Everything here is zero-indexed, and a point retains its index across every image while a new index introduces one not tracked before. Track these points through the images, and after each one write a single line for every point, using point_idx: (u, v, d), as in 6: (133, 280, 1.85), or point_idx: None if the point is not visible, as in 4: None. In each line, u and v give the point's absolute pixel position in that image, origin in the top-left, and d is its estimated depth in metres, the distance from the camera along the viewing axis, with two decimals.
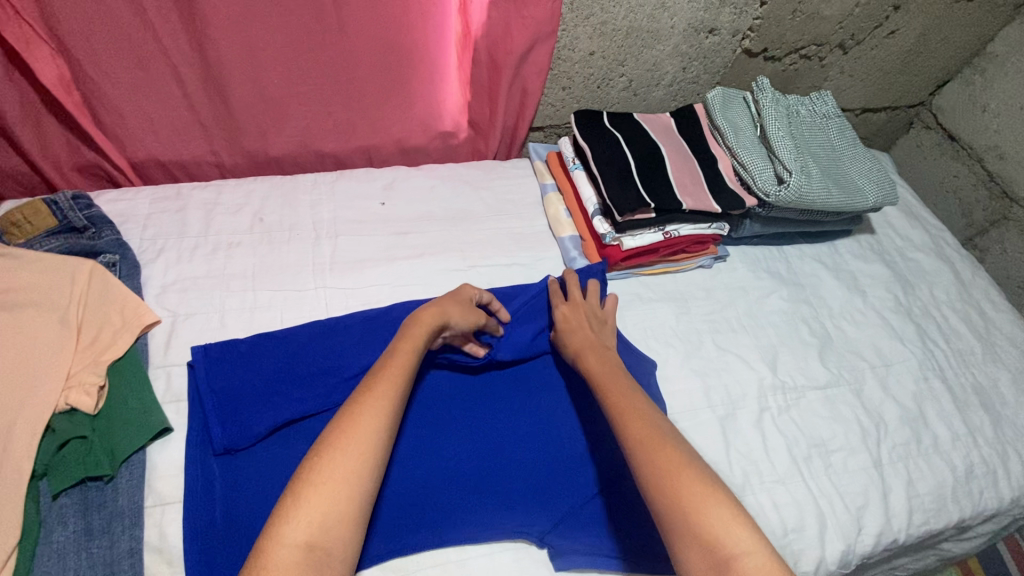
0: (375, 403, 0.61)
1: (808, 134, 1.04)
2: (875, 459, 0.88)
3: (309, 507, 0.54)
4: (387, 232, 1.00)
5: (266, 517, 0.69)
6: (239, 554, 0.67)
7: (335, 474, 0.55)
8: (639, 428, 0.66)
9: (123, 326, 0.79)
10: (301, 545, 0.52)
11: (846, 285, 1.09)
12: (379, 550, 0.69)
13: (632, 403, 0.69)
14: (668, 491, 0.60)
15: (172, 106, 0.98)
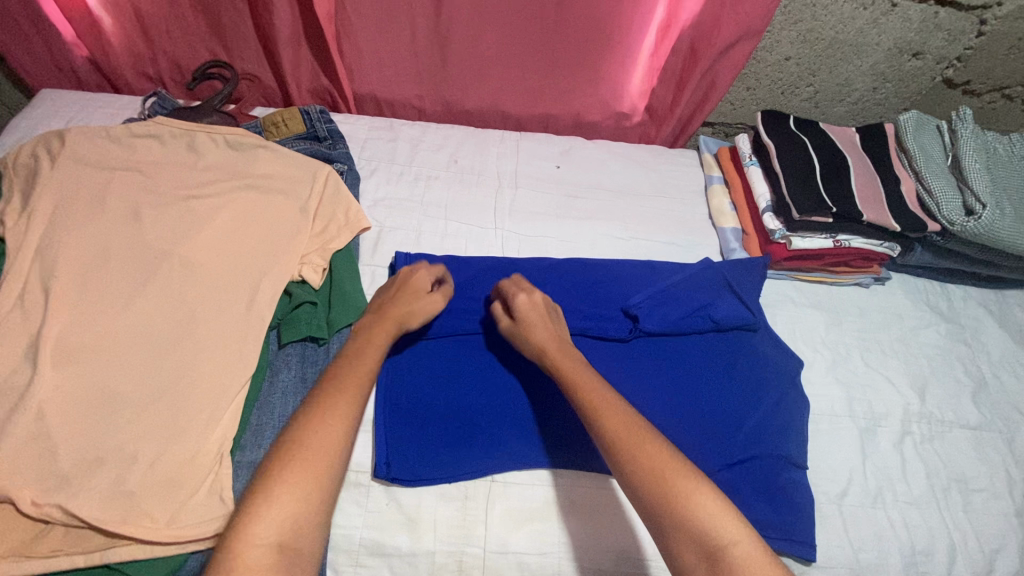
0: (334, 400, 0.63)
1: (1005, 172, 1.00)
2: (1019, 509, 0.86)
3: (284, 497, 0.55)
4: (560, 193, 1.08)
5: (442, 403, 0.80)
6: (415, 428, 0.78)
7: (301, 468, 0.57)
8: (610, 421, 0.67)
9: (346, 225, 0.93)
10: (272, 546, 0.53)
11: (1011, 335, 1.05)
12: (532, 457, 0.77)
13: (607, 398, 0.70)
14: (654, 485, 0.62)
15: (399, 50, 1.11)
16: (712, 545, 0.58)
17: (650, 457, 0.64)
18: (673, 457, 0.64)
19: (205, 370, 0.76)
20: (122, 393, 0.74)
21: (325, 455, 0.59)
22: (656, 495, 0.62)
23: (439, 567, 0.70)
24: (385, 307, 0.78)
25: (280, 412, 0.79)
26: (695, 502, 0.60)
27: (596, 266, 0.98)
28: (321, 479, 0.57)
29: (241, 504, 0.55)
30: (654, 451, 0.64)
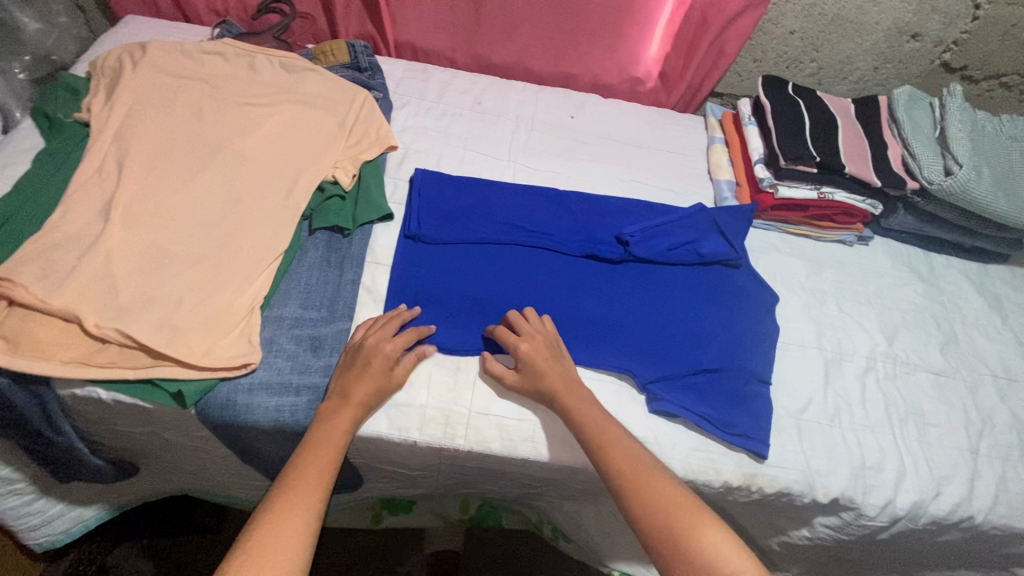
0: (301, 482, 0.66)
1: (990, 145, 1.06)
2: (971, 446, 0.91)
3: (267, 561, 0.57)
4: (571, 139, 1.18)
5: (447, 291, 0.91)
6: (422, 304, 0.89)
7: (266, 558, 0.57)
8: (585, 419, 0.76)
9: (376, 141, 1.04)
10: None
11: (987, 302, 1.10)
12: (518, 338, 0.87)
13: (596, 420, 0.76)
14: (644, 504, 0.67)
15: (438, 2, 1.24)
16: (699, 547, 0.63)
17: (662, 494, 0.68)
18: (680, 493, 0.68)
19: (247, 242, 0.89)
20: (177, 251, 0.86)
21: (295, 534, 0.61)
22: (656, 518, 0.66)
23: (429, 419, 0.80)
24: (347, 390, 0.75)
25: (306, 280, 0.90)
26: (701, 533, 0.64)
27: (597, 201, 1.08)
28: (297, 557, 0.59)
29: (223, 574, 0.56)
30: (659, 486, 0.69)
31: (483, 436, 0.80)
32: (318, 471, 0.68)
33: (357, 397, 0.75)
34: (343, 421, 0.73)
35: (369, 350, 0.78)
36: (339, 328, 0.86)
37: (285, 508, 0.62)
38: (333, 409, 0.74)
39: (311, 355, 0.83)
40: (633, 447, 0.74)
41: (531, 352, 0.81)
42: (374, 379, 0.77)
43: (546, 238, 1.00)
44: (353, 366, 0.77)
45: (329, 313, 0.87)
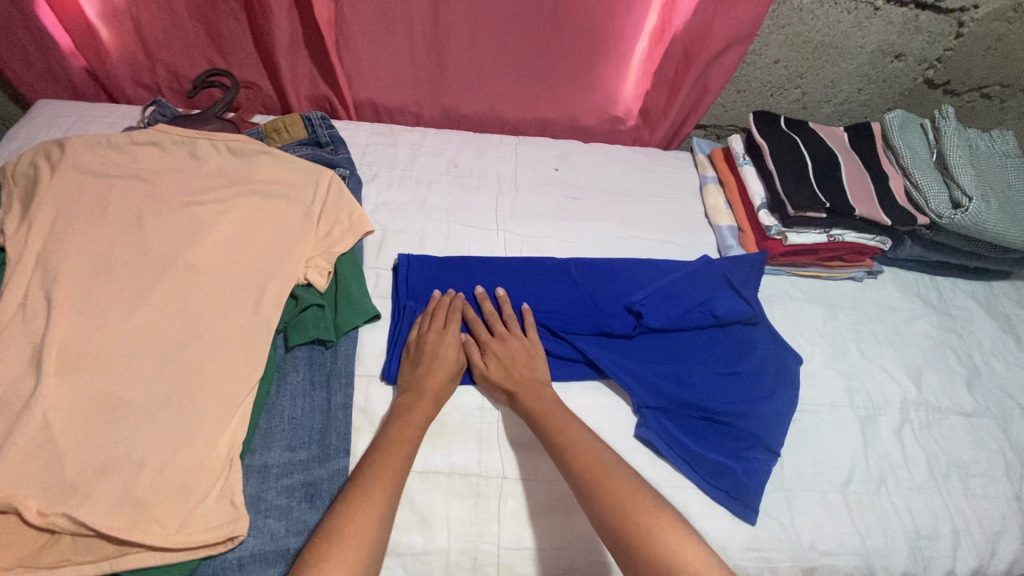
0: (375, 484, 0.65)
1: (988, 167, 1.04)
2: (1017, 493, 0.87)
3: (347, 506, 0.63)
4: (559, 194, 1.09)
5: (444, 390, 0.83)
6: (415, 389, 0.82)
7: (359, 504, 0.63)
8: (615, 482, 0.66)
9: (349, 228, 0.93)
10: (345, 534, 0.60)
11: (1000, 325, 1.07)
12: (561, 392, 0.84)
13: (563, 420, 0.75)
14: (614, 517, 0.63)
15: (398, 57, 1.13)
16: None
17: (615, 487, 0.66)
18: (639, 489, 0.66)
19: (214, 375, 0.76)
20: (129, 400, 0.72)
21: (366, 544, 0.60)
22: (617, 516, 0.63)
23: (454, 565, 0.71)
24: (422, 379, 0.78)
25: (290, 413, 0.78)
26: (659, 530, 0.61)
27: (598, 266, 0.99)
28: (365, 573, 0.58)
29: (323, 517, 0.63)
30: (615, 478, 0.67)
31: (517, 575, 0.71)
32: (390, 474, 0.67)
33: (431, 391, 0.77)
34: (414, 414, 0.75)
35: (432, 341, 0.82)
36: (335, 467, 0.74)
37: (347, 521, 0.61)
38: (407, 404, 0.76)
39: (307, 508, 0.72)
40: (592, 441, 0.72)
41: (499, 350, 0.83)
42: (445, 374, 0.79)
43: (553, 319, 0.91)
44: (414, 360, 0.81)
45: (321, 450, 0.75)
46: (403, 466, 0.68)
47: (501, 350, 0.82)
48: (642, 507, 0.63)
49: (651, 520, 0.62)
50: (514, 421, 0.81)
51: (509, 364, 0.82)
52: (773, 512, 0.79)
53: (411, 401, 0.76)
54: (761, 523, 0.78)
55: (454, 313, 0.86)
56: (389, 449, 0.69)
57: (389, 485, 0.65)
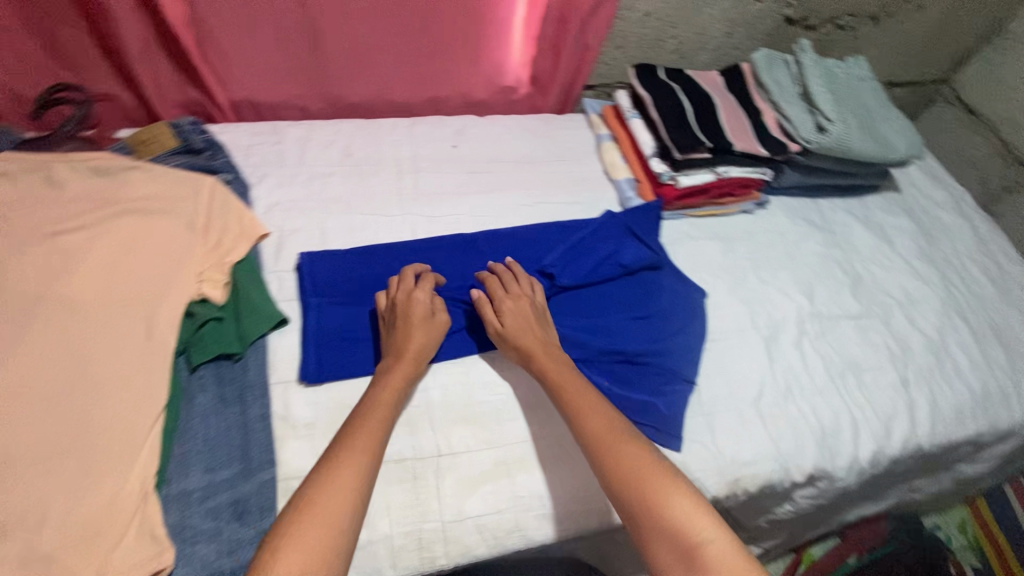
0: (347, 465, 0.63)
1: (846, 92, 1.13)
2: (903, 379, 0.98)
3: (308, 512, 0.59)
4: (460, 170, 1.09)
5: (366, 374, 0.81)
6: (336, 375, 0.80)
7: (324, 499, 0.60)
8: (630, 459, 0.67)
9: (241, 235, 0.89)
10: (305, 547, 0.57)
11: (875, 234, 1.18)
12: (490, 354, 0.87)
13: (583, 397, 0.74)
14: (630, 492, 0.65)
15: (270, 50, 1.07)
16: (691, 543, 0.61)
17: (633, 466, 0.67)
18: (654, 463, 0.68)
19: (119, 401, 0.70)
20: (1, 454, 0.62)
21: (338, 522, 0.59)
22: (633, 490, 0.65)
23: (399, 549, 0.71)
24: (407, 338, 0.78)
25: (203, 435, 0.74)
26: (672, 504, 0.64)
27: (507, 236, 1.00)
28: (335, 555, 0.58)
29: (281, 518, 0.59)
30: (634, 455, 0.68)
31: (464, 544, 0.72)
32: (362, 452, 0.65)
33: (413, 353, 0.77)
34: (393, 381, 0.74)
35: (405, 303, 0.81)
36: (261, 480, 0.72)
37: (302, 524, 0.58)
38: (388, 368, 0.76)
39: (236, 526, 0.69)
40: (611, 417, 0.72)
41: (512, 307, 0.83)
42: (426, 332, 0.79)
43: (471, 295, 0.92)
44: (394, 320, 0.80)
45: (243, 466, 0.73)
46: (375, 441, 0.67)
47: (513, 310, 0.83)
48: (646, 471, 0.66)
49: (640, 467, 0.67)
50: (441, 400, 0.82)
51: (524, 321, 0.82)
52: (697, 437, 0.84)
53: (399, 361, 0.76)
54: (687, 449, 0.83)
55: (428, 279, 0.85)
56: (360, 436, 0.67)
57: (360, 461, 0.64)
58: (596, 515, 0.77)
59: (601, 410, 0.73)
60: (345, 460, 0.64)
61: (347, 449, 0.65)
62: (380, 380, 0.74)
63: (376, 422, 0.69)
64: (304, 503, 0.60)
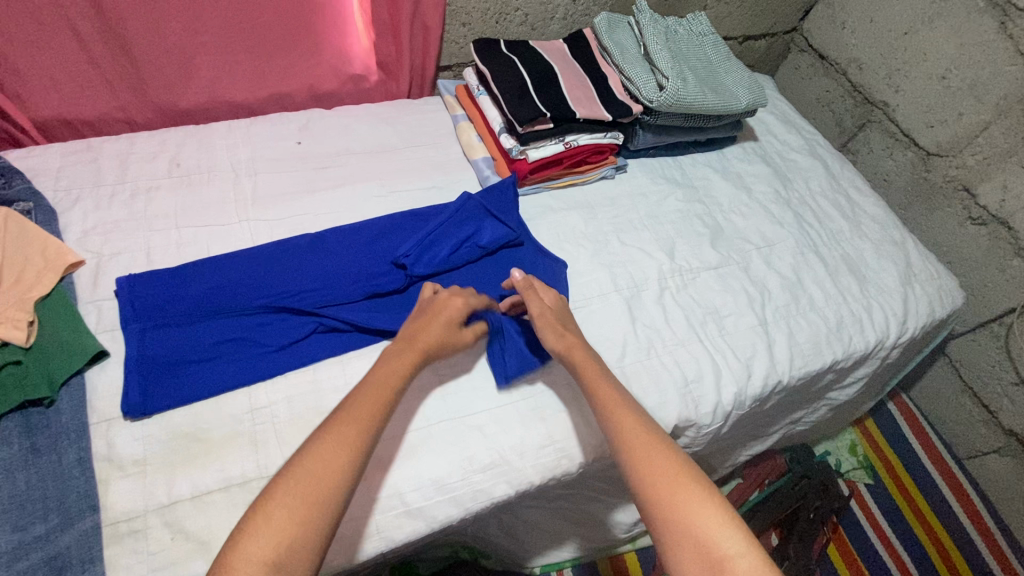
0: (339, 441, 0.62)
1: (685, 49, 1.15)
2: (761, 319, 1.01)
3: (276, 515, 0.57)
4: (306, 167, 1.03)
5: (204, 396, 0.77)
6: (169, 401, 0.75)
7: (297, 491, 0.58)
8: (663, 462, 0.64)
9: (46, 267, 0.80)
10: (267, 562, 0.54)
11: (733, 184, 1.22)
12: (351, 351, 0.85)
13: (618, 400, 0.72)
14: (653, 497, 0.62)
15: (72, 61, 0.97)
16: (716, 557, 0.58)
17: (661, 468, 0.64)
18: (689, 468, 0.64)
19: None
20: None
21: (332, 484, 0.60)
22: (662, 495, 0.62)
23: None
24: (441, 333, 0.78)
25: (10, 492, 0.66)
26: (697, 514, 0.60)
27: (357, 230, 0.96)
28: (323, 517, 0.58)
29: (249, 513, 0.58)
30: (664, 458, 0.65)
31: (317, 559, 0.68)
32: (369, 417, 0.66)
33: (420, 343, 0.76)
34: (399, 365, 0.73)
35: (439, 303, 0.81)
36: (83, 529, 0.66)
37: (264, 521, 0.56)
38: (397, 349, 0.75)
39: None
40: (648, 422, 0.70)
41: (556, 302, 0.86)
42: (442, 329, 0.79)
43: (317, 296, 0.88)
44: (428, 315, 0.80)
45: (61, 518, 0.66)
46: (383, 408, 0.68)
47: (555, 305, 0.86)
48: (676, 475, 0.63)
49: (669, 472, 0.64)
50: (288, 411, 0.78)
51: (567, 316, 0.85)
52: (563, 406, 0.84)
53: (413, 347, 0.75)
54: (552, 419, 0.82)
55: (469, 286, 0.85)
56: (349, 415, 0.65)
57: (365, 426, 0.65)
58: (461, 502, 0.75)
59: (636, 415, 0.71)
60: (350, 424, 0.64)
61: (332, 439, 0.62)
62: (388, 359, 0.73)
63: (368, 404, 0.67)
64: (274, 502, 0.58)
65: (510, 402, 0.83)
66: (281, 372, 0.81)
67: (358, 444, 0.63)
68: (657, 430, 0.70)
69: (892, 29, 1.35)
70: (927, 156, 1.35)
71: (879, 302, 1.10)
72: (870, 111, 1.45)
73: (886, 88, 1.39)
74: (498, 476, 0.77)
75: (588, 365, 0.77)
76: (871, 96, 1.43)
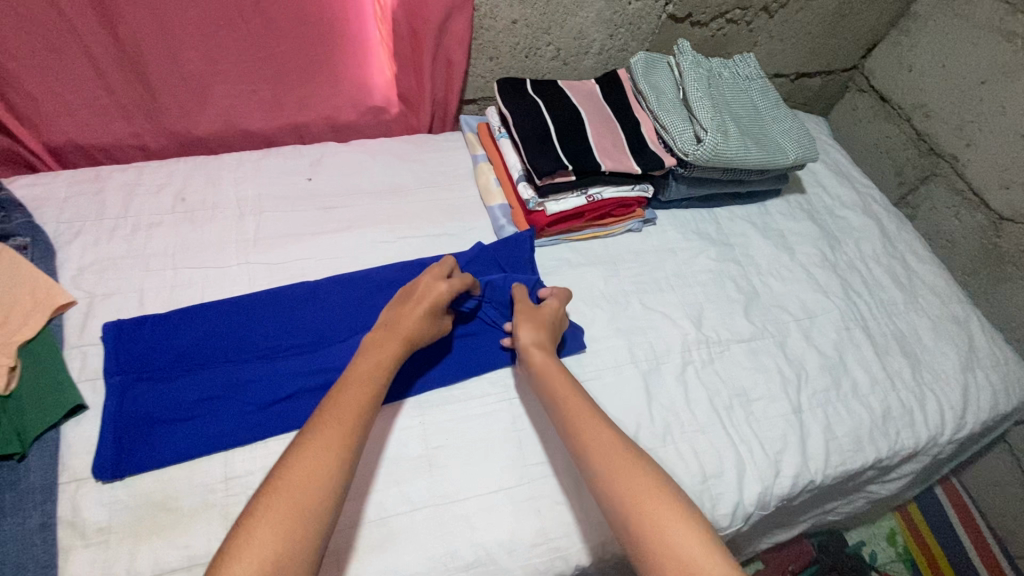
0: (320, 447, 0.61)
1: (729, 95, 1.06)
2: (794, 406, 0.90)
3: (261, 532, 0.55)
4: (314, 207, 0.99)
5: (179, 459, 0.72)
6: (143, 462, 0.71)
7: (283, 504, 0.57)
8: (636, 480, 0.65)
9: (34, 308, 0.78)
10: None
11: (774, 243, 1.11)
12: None
13: (588, 413, 0.71)
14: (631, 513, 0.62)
15: (87, 88, 0.96)
16: None
17: (644, 487, 0.64)
18: (659, 483, 0.65)
19: None
20: None
21: (315, 490, 0.59)
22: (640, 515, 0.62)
23: None
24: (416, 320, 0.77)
25: None
26: (671, 530, 0.61)
27: (358, 279, 0.90)
28: (307, 529, 0.56)
29: (232, 532, 0.56)
30: (643, 477, 0.65)
31: None
32: (352, 418, 0.65)
33: (402, 330, 0.75)
34: (382, 357, 0.72)
35: (422, 288, 0.79)
36: None
37: (248, 542, 0.54)
38: (379, 340, 0.74)
39: None
40: (620, 435, 0.69)
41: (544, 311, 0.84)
42: (424, 313, 0.77)
43: (309, 352, 0.82)
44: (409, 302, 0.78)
45: None
46: (358, 404, 0.66)
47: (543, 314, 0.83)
48: (647, 492, 0.64)
49: (642, 489, 0.64)
50: (263, 483, 0.72)
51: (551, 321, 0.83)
52: (563, 498, 0.76)
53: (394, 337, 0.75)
54: (547, 513, 0.74)
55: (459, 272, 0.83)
56: (326, 418, 0.64)
57: (342, 427, 0.64)
58: None
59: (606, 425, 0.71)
60: (328, 427, 0.63)
61: (313, 448, 0.61)
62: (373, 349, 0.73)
63: (348, 402, 0.66)
64: (259, 519, 0.56)
65: (502, 488, 0.75)
66: (262, 437, 0.75)
67: (338, 448, 0.62)
68: (634, 445, 0.69)
69: (966, 77, 1.21)
70: (999, 221, 1.21)
71: (933, 390, 0.98)
72: (937, 164, 1.31)
73: (955, 140, 1.25)
74: None
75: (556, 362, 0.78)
76: (939, 148, 1.29)
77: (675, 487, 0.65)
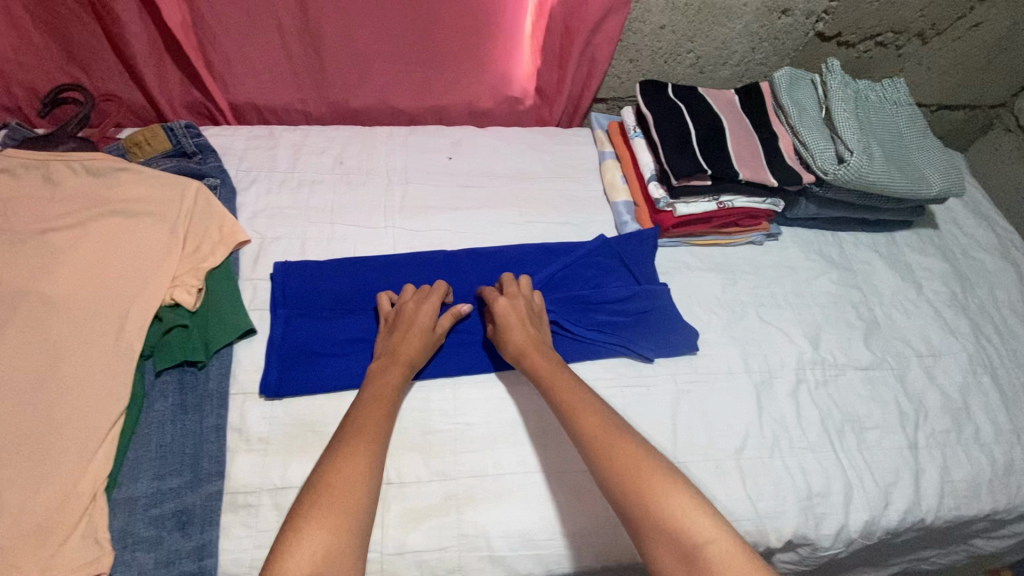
0: (353, 454, 0.65)
1: (874, 119, 1.04)
2: (910, 441, 0.88)
3: (308, 531, 0.57)
4: (453, 184, 1.06)
5: (326, 389, 0.80)
6: (298, 386, 0.80)
7: (327, 503, 0.60)
8: (623, 450, 0.64)
9: (221, 240, 0.89)
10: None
11: (900, 275, 1.07)
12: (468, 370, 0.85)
13: (579, 398, 0.71)
14: (630, 490, 0.61)
15: (270, 53, 1.07)
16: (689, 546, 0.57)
17: (629, 461, 0.63)
18: (643, 452, 0.64)
19: (78, 409, 0.70)
20: None
21: (355, 495, 0.61)
22: (637, 495, 0.61)
23: None
24: (404, 342, 0.79)
25: (158, 441, 0.74)
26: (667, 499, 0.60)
27: (489, 256, 0.96)
28: (354, 525, 0.59)
29: (278, 540, 0.57)
30: (631, 447, 0.65)
31: None
32: (373, 428, 0.68)
33: (404, 355, 0.78)
34: (392, 378, 0.76)
35: (408, 313, 0.82)
36: (208, 492, 0.72)
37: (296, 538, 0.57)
38: (382, 367, 0.77)
39: (178, 535, 0.69)
40: (603, 413, 0.69)
41: (509, 306, 0.83)
42: (420, 336, 0.80)
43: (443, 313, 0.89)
44: (397, 330, 0.81)
45: (193, 476, 0.73)
46: (382, 419, 0.70)
47: (506, 308, 0.82)
48: (639, 462, 0.63)
49: (631, 459, 0.63)
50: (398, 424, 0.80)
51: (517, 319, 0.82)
52: None
53: (391, 364, 0.77)
54: None
55: (443, 291, 0.87)
56: (352, 425, 0.68)
57: (369, 436, 0.67)
58: (545, 561, 0.74)
59: (592, 403, 0.70)
60: (359, 436, 0.67)
61: (346, 453, 0.65)
62: (376, 374, 0.76)
63: (376, 415, 0.70)
64: (300, 521, 0.58)
65: None
66: None
67: (369, 455, 0.65)
68: (620, 420, 0.69)
69: None
70: None
71: None
72: None
73: None
74: (586, 544, 0.74)
75: (531, 347, 0.79)
76: None
77: (658, 453, 0.65)
